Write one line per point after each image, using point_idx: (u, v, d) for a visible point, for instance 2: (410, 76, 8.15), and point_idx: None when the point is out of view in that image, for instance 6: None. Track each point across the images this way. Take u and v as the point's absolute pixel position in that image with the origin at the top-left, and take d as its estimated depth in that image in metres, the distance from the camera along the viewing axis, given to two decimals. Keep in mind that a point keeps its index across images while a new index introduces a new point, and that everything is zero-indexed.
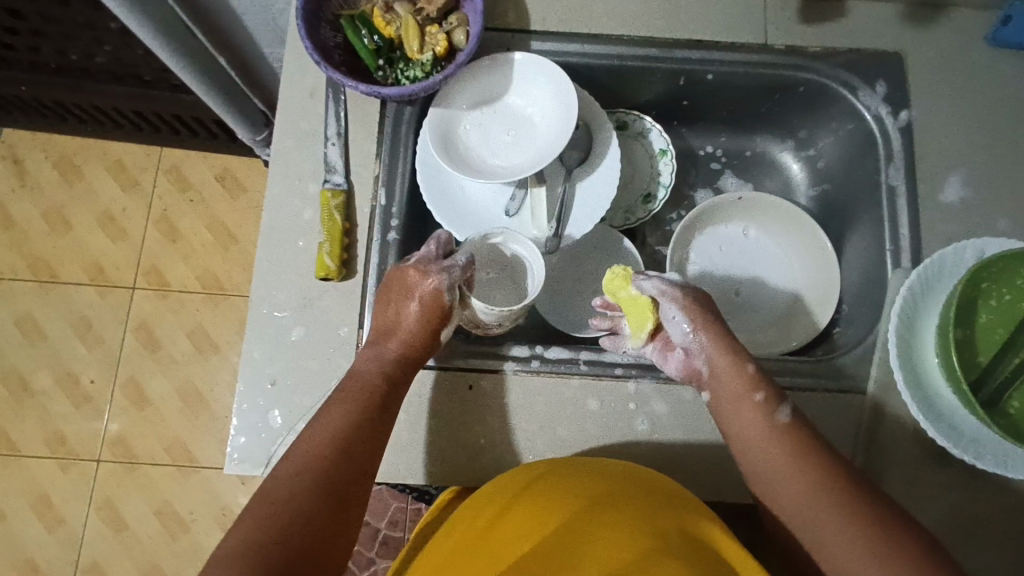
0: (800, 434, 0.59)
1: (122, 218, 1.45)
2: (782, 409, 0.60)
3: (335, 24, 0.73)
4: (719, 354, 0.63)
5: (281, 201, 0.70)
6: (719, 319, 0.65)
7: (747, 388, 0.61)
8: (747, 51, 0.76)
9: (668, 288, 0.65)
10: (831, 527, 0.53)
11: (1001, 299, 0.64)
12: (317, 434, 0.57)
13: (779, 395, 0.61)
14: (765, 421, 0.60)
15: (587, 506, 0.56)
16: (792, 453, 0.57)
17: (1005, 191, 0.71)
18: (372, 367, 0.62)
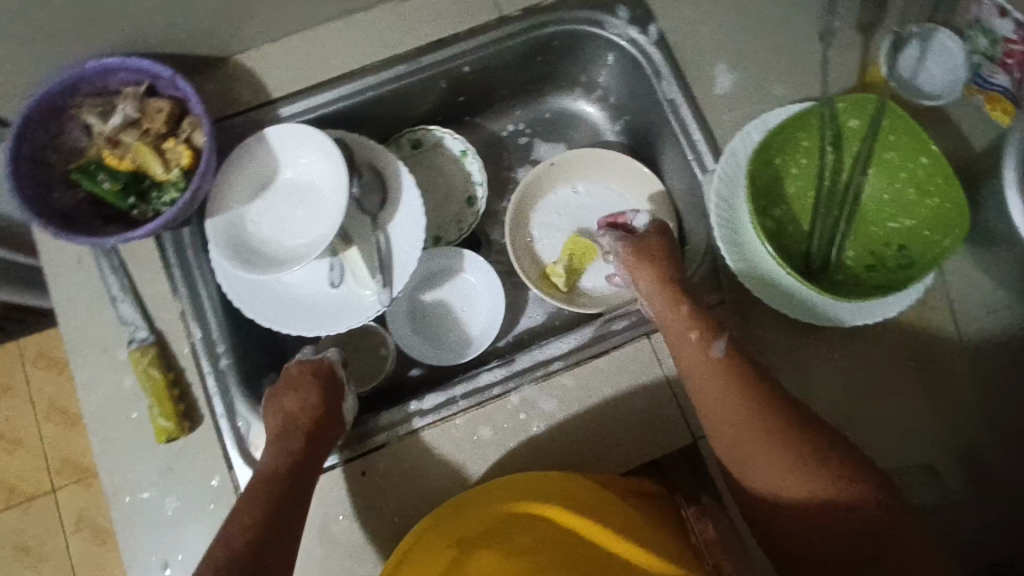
0: (737, 364, 0.59)
1: (10, 429, 1.35)
2: (718, 343, 0.60)
3: (69, 180, 0.67)
4: (657, 292, 0.66)
5: (95, 382, 0.66)
6: (674, 258, 0.68)
7: (684, 330, 0.62)
8: (488, 29, 0.74)
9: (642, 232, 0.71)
10: (772, 453, 0.55)
11: (800, 165, 0.65)
12: (226, 541, 0.54)
13: (715, 330, 0.61)
14: (702, 358, 0.60)
15: (459, 557, 0.55)
16: (731, 380, 0.58)
17: (770, 59, 0.72)
18: (275, 471, 0.59)
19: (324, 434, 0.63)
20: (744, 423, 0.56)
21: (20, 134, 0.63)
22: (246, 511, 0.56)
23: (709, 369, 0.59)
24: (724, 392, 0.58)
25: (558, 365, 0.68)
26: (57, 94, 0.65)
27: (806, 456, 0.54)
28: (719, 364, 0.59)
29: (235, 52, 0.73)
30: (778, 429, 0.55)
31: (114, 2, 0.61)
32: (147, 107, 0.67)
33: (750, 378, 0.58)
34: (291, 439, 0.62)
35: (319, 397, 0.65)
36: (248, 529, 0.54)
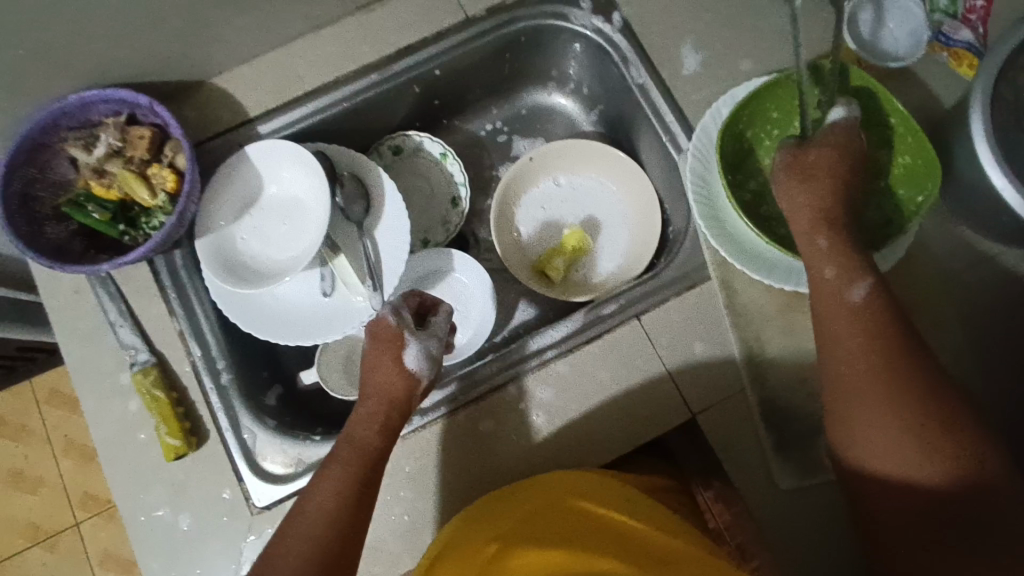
0: (875, 309, 0.55)
1: (29, 469, 1.37)
2: (859, 288, 0.56)
3: (60, 215, 0.69)
4: (816, 205, 0.59)
5: (102, 409, 0.67)
6: (848, 173, 0.59)
7: (819, 259, 0.58)
8: (456, 32, 0.76)
9: (816, 138, 0.60)
10: (888, 405, 0.52)
11: (772, 134, 0.66)
12: (313, 514, 0.56)
13: (862, 272, 0.56)
14: (842, 300, 0.56)
15: (501, 550, 0.56)
16: (867, 333, 0.54)
17: (733, 37, 0.73)
18: (357, 446, 0.60)
19: (401, 398, 0.63)
20: (867, 374, 0.53)
21: (8, 174, 0.65)
22: (329, 489, 0.57)
23: (841, 313, 0.56)
24: (865, 343, 0.54)
25: (552, 354, 0.69)
26: (42, 131, 0.67)
27: (925, 418, 0.51)
28: (854, 309, 0.55)
29: (210, 76, 0.74)
30: (910, 389, 0.52)
31: (88, 40, 0.63)
32: (129, 135, 0.69)
33: (880, 332, 0.54)
34: (374, 405, 0.62)
35: (397, 371, 0.64)
36: (337, 507, 0.57)
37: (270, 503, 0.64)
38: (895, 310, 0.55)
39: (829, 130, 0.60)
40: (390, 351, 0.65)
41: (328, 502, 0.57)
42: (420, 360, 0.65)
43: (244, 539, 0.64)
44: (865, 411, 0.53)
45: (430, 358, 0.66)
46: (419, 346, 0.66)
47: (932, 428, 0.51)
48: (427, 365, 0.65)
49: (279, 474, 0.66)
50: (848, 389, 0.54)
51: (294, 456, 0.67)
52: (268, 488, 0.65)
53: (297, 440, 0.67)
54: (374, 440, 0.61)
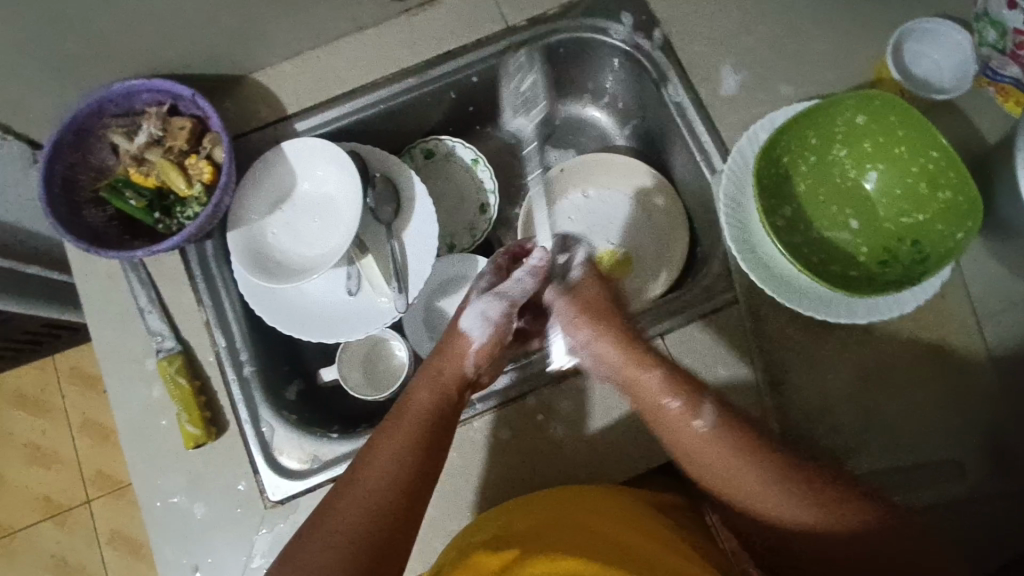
0: (727, 432, 0.56)
1: (46, 444, 1.39)
2: (704, 413, 0.57)
3: (98, 199, 0.70)
4: (611, 339, 0.63)
5: (126, 392, 0.68)
6: (615, 311, 0.66)
7: (658, 397, 0.59)
8: (496, 40, 0.76)
9: (580, 279, 0.69)
10: (763, 490, 0.53)
11: (809, 161, 0.65)
12: (375, 476, 0.52)
13: (699, 398, 0.58)
14: (689, 426, 0.57)
15: (516, 558, 0.53)
16: (739, 442, 0.55)
17: (774, 60, 0.73)
18: (416, 408, 0.57)
19: (461, 364, 0.61)
20: (757, 476, 0.54)
21: (52, 156, 0.67)
22: (394, 450, 0.53)
23: (693, 448, 0.56)
24: (734, 452, 0.54)
25: (573, 368, 0.68)
26: (86, 116, 0.68)
27: (807, 486, 0.53)
28: (704, 442, 0.56)
29: (250, 72, 0.75)
30: (781, 469, 0.54)
31: (137, 32, 0.64)
32: (170, 125, 0.70)
33: (747, 440, 0.55)
34: (435, 371, 0.60)
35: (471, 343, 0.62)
36: (404, 473, 0.52)
37: (285, 497, 0.65)
38: (744, 424, 0.56)
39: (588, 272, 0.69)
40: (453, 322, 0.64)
41: (395, 463, 0.53)
42: (484, 319, 0.63)
43: (257, 531, 0.65)
44: (761, 497, 0.53)
45: (492, 321, 0.64)
46: (488, 305, 0.64)
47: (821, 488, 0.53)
48: (488, 325, 0.63)
49: (294, 469, 0.66)
50: (738, 490, 0.54)
51: (310, 452, 0.67)
52: (284, 482, 0.65)
53: (315, 435, 0.68)
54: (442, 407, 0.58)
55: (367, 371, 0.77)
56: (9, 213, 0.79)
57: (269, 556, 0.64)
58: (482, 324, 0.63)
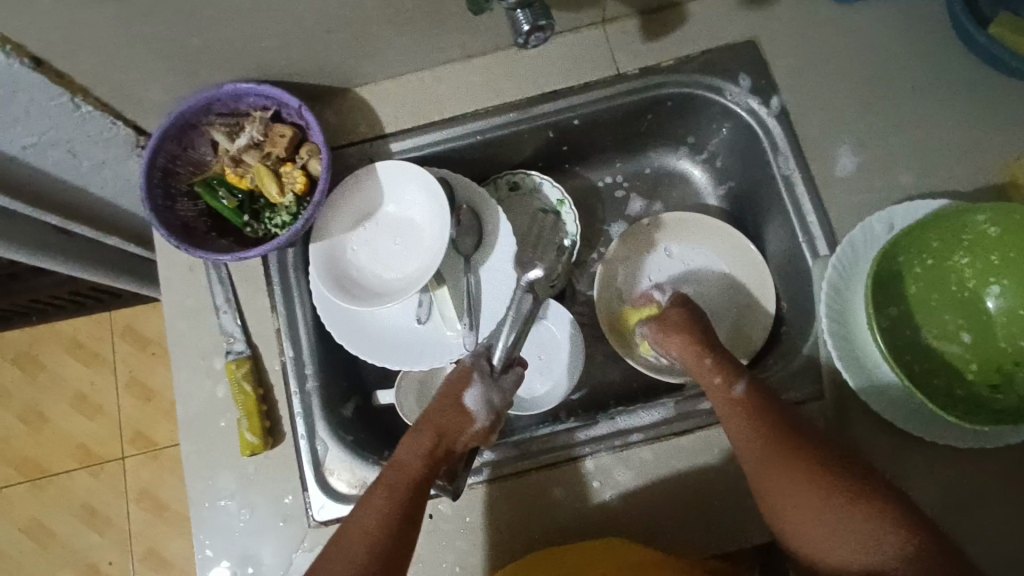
0: (754, 406, 0.58)
1: (92, 395, 1.44)
2: (739, 383, 0.60)
3: (193, 193, 0.72)
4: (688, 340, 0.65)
5: (190, 387, 0.69)
6: (700, 314, 0.69)
7: (710, 373, 0.62)
8: (604, 85, 0.74)
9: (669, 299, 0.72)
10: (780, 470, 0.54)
11: (926, 264, 0.61)
12: (356, 535, 0.55)
13: (737, 372, 0.61)
14: (724, 394, 0.60)
15: None
16: (766, 412, 0.57)
17: (898, 146, 0.68)
18: (405, 467, 0.58)
19: (453, 436, 0.61)
20: (769, 458, 0.55)
21: (156, 148, 0.68)
22: (373, 511, 0.56)
23: (730, 406, 0.59)
24: (762, 419, 0.57)
25: (638, 437, 0.66)
26: (194, 113, 0.69)
27: (823, 476, 0.53)
28: (735, 404, 0.59)
29: (355, 85, 0.75)
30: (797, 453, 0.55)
31: (258, 41, 0.64)
32: (272, 132, 0.70)
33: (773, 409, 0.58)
34: (423, 435, 0.60)
35: (452, 407, 0.62)
36: (382, 523, 0.55)
37: (330, 519, 0.64)
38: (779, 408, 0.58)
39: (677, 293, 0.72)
40: (452, 392, 0.63)
41: (375, 511, 0.56)
42: (482, 404, 0.63)
43: (297, 548, 0.64)
44: (780, 482, 0.54)
45: (490, 408, 0.64)
46: (481, 389, 0.63)
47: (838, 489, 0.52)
48: (486, 410, 0.63)
49: (342, 493, 0.65)
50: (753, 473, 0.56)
51: (360, 478, 0.66)
52: (331, 504, 0.65)
53: (366, 461, 0.67)
54: (421, 468, 0.59)
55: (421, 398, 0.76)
56: (103, 188, 0.81)
57: None
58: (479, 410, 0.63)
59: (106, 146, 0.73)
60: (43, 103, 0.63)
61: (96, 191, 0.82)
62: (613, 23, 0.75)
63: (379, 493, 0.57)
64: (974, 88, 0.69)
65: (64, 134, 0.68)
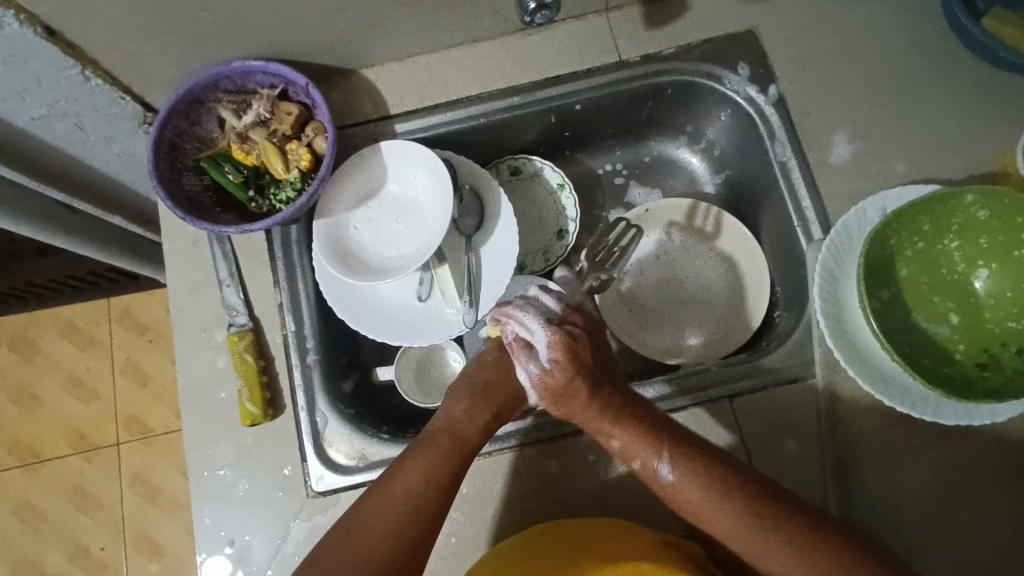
0: (692, 479, 0.57)
1: (88, 379, 1.44)
2: (664, 467, 0.57)
3: (198, 167, 0.72)
4: (577, 400, 0.63)
5: (192, 359, 0.70)
6: (584, 372, 0.65)
7: (628, 456, 0.60)
8: (606, 72, 0.75)
9: (549, 363, 0.66)
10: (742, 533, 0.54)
11: (917, 247, 0.63)
12: (404, 488, 0.57)
13: (655, 454, 0.58)
14: (661, 478, 0.58)
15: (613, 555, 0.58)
16: (708, 490, 0.56)
17: (892, 135, 0.70)
18: (457, 430, 0.62)
19: (508, 407, 0.66)
20: (728, 527, 0.55)
21: (163, 122, 0.69)
22: (423, 468, 0.59)
23: (667, 491, 0.58)
24: (706, 501, 0.55)
25: None
26: (202, 88, 0.70)
27: (790, 535, 0.53)
28: (672, 489, 0.57)
29: (361, 66, 0.76)
30: (760, 517, 0.54)
31: (268, 18, 0.65)
32: (279, 109, 0.71)
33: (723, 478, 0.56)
34: (482, 403, 0.65)
35: (509, 380, 0.68)
36: (431, 482, 0.58)
37: (328, 489, 0.65)
38: (713, 470, 0.57)
39: (551, 330, 0.67)
40: (509, 363, 0.69)
41: (427, 469, 0.59)
42: (533, 380, 0.70)
43: (294, 518, 0.65)
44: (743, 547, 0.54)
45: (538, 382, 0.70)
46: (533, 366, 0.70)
47: (815, 552, 0.52)
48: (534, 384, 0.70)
49: (341, 464, 0.66)
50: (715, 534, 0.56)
51: (358, 449, 0.67)
52: (329, 474, 0.66)
53: (364, 434, 0.68)
54: (472, 436, 0.62)
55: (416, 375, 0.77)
56: (107, 164, 0.82)
57: (304, 544, 0.64)
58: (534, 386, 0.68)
59: (113, 120, 0.74)
60: (54, 72, 0.63)
61: (101, 167, 0.82)
62: (616, 11, 0.77)
63: (427, 457, 0.59)
64: (967, 81, 0.71)
65: (73, 106, 0.69)
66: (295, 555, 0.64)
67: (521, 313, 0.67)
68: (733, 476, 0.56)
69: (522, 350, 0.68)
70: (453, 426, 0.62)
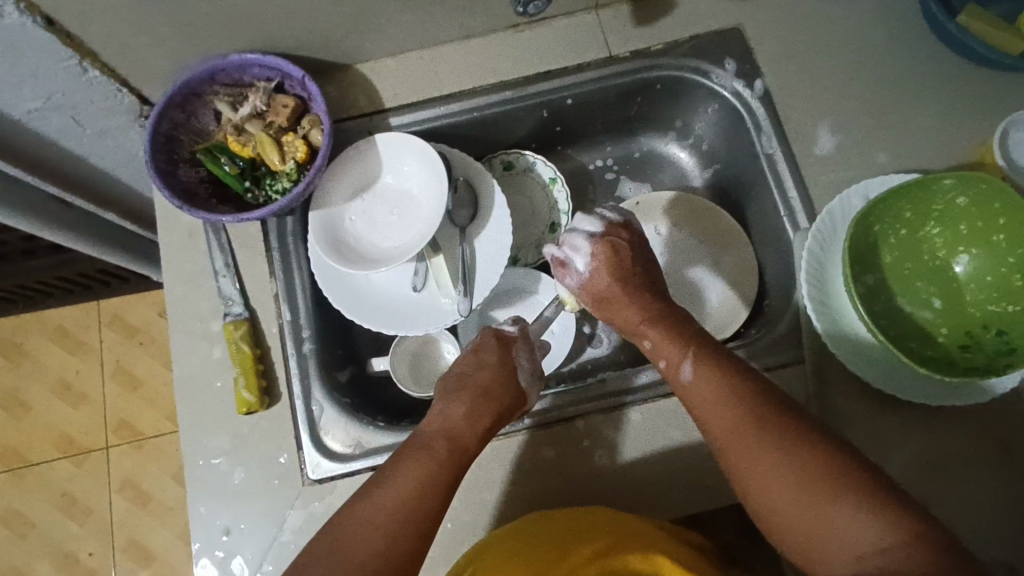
0: (706, 378, 0.57)
1: (77, 383, 1.42)
2: (684, 367, 0.59)
3: (194, 160, 0.73)
4: (618, 301, 0.65)
5: (188, 349, 0.70)
6: (630, 281, 0.65)
7: (654, 355, 0.62)
8: (597, 67, 0.77)
9: (590, 270, 0.66)
10: (746, 439, 0.53)
11: (899, 234, 0.65)
12: (392, 500, 0.55)
13: (680, 353, 0.60)
14: (680, 373, 0.59)
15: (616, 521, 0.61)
16: (721, 388, 0.56)
17: (873, 128, 0.72)
18: (444, 445, 0.59)
19: (504, 411, 0.64)
20: (729, 424, 0.54)
21: (160, 113, 0.69)
22: (412, 479, 0.56)
23: (682, 390, 0.59)
24: (716, 400, 0.56)
25: (627, 400, 0.68)
26: (198, 80, 0.71)
27: (795, 445, 0.51)
28: (687, 386, 0.58)
29: (357, 61, 0.78)
30: (763, 420, 0.53)
31: (266, 12, 0.67)
32: (275, 101, 0.72)
33: (741, 384, 0.56)
34: (477, 406, 0.63)
35: (503, 382, 0.65)
36: (421, 492, 0.56)
37: (324, 477, 0.66)
38: (732, 376, 0.57)
39: (595, 244, 0.66)
40: (501, 364, 0.67)
41: (417, 480, 0.56)
42: (530, 378, 0.68)
43: (290, 506, 0.65)
44: (737, 445, 0.53)
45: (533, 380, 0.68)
46: (526, 365, 0.68)
47: (810, 454, 0.50)
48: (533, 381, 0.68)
49: (337, 452, 0.67)
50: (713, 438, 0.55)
51: (354, 438, 0.68)
52: (326, 461, 0.66)
53: (360, 422, 0.68)
54: (466, 441, 0.61)
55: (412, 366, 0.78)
56: (102, 159, 0.82)
57: (300, 532, 0.64)
58: (536, 387, 0.68)
59: (109, 114, 0.75)
60: (51, 64, 0.64)
61: (96, 162, 0.82)
62: (606, 8, 0.79)
63: (415, 467, 0.57)
64: (945, 76, 0.73)
65: (70, 98, 0.69)
66: (292, 543, 0.64)
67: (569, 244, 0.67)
68: (752, 383, 0.56)
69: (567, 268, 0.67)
70: (445, 433, 0.60)
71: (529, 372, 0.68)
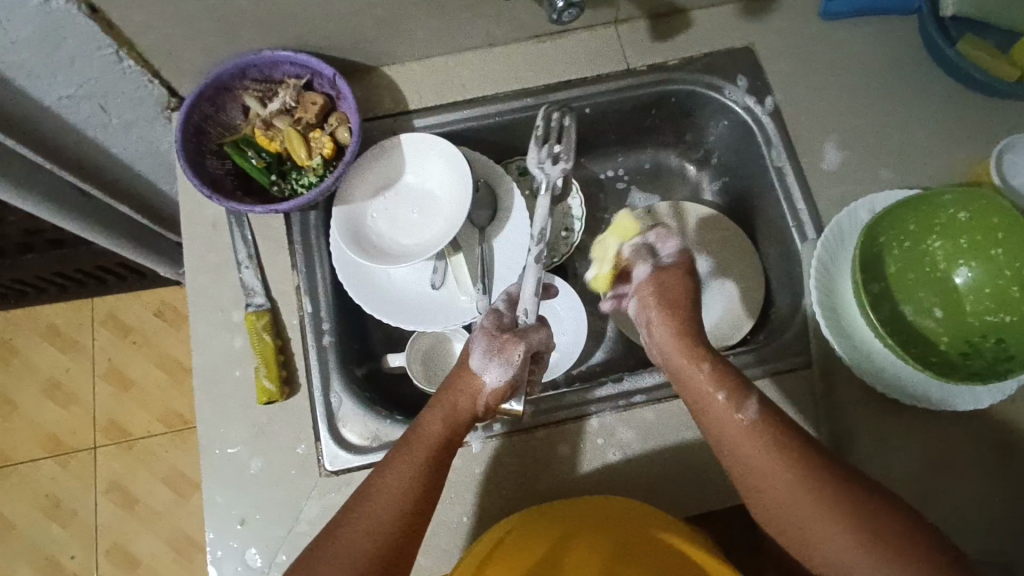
0: (768, 430, 0.55)
1: (67, 382, 1.36)
2: (749, 406, 0.56)
3: (221, 152, 0.75)
4: (671, 326, 0.61)
5: (208, 338, 0.70)
6: (692, 298, 0.63)
7: (706, 385, 0.58)
8: (615, 78, 0.80)
9: (661, 270, 0.64)
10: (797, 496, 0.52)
11: (903, 246, 0.68)
12: (377, 503, 0.55)
13: (741, 397, 0.57)
14: (733, 419, 0.56)
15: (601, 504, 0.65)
16: (776, 446, 0.54)
17: (877, 146, 0.76)
18: (424, 439, 0.58)
19: (471, 399, 0.61)
20: (793, 483, 0.52)
21: (191, 105, 0.71)
22: (397, 481, 0.56)
23: (735, 437, 0.56)
24: (768, 456, 0.54)
25: (641, 399, 0.69)
26: (230, 75, 0.72)
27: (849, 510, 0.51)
28: (744, 434, 0.55)
29: (382, 64, 0.80)
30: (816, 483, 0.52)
31: (302, 16, 0.69)
32: (303, 98, 0.74)
33: (797, 442, 0.54)
34: (446, 399, 0.61)
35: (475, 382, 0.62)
36: (403, 499, 0.55)
37: (342, 468, 0.66)
38: (788, 427, 0.55)
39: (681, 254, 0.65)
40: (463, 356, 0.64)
41: (403, 484, 0.56)
42: (485, 360, 0.62)
43: (307, 496, 0.65)
44: (799, 507, 0.52)
45: (495, 362, 0.62)
46: (480, 346, 0.62)
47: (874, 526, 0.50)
48: (487, 363, 0.62)
49: (355, 444, 0.67)
50: (769, 495, 0.54)
51: (372, 430, 0.68)
52: (343, 452, 0.67)
53: (379, 415, 0.69)
54: (445, 443, 0.59)
55: (423, 364, 0.78)
56: (123, 150, 0.83)
57: (317, 523, 0.65)
58: (489, 364, 0.62)
59: (137, 105, 0.75)
60: (89, 52, 0.65)
61: (117, 153, 0.83)
62: (625, 24, 0.82)
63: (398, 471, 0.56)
64: (942, 101, 0.77)
65: (102, 87, 0.70)
66: (307, 533, 0.64)
67: (663, 235, 0.67)
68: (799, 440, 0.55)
69: (643, 257, 0.66)
70: (425, 431, 0.59)
71: (482, 348, 0.62)
